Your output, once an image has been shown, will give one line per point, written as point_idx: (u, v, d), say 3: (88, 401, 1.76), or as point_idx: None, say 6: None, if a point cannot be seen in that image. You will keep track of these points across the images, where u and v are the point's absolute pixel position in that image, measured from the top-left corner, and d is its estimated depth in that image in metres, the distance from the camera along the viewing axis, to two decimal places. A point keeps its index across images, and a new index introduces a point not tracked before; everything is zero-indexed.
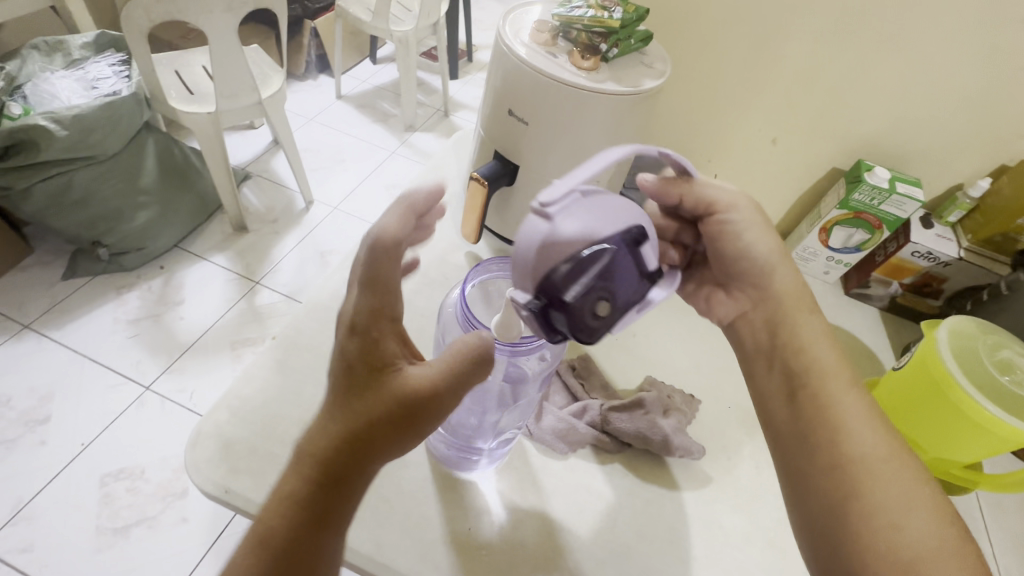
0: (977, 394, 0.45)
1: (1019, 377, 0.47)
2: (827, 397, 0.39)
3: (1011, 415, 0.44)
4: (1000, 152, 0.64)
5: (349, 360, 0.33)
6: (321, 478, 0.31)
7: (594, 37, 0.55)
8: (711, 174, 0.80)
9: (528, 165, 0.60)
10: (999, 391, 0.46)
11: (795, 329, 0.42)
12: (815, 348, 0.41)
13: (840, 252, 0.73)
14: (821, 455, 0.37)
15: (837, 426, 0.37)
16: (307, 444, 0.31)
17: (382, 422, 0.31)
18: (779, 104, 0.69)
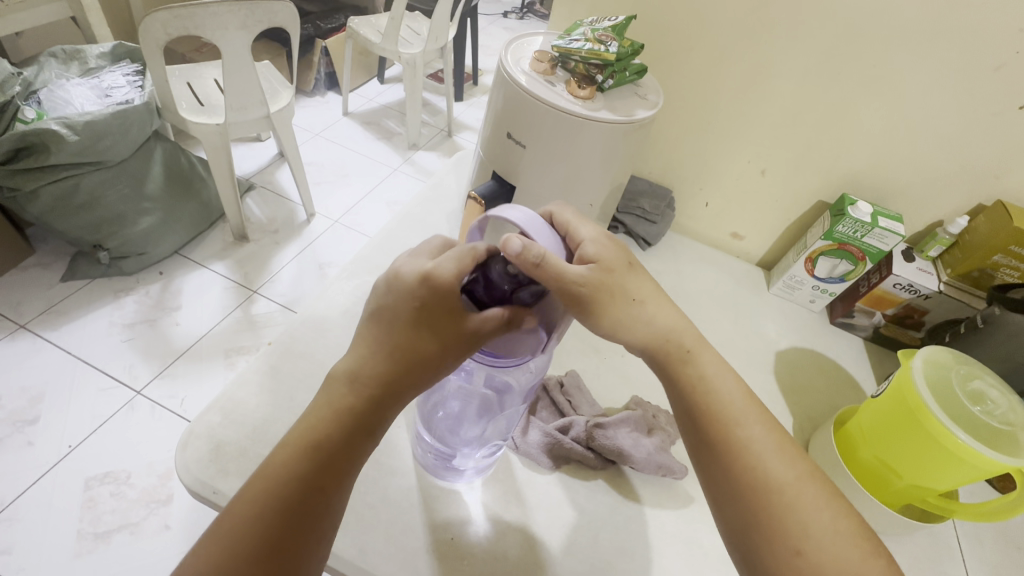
0: (948, 423, 0.47)
1: (989, 408, 0.48)
2: (736, 431, 0.38)
3: (982, 444, 0.46)
4: (977, 192, 0.67)
5: (414, 291, 0.36)
6: (370, 395, 0.35)
7: (590, 68, 0.58)
8: (702, 202, 0.83)
9: (524, 187, 0.63)
10: (971, 420, 0.47)
11: (694, 366, 0.40)
12: (717, 383, 0.40)
13: (824, 281, 0.75)
14: (745, 495, 0.36)
15: (750, 458, 0.37)
16: (363, 361, 0.36)
17: (433, 352, 0.36)
18: (767, 137, 0.72)
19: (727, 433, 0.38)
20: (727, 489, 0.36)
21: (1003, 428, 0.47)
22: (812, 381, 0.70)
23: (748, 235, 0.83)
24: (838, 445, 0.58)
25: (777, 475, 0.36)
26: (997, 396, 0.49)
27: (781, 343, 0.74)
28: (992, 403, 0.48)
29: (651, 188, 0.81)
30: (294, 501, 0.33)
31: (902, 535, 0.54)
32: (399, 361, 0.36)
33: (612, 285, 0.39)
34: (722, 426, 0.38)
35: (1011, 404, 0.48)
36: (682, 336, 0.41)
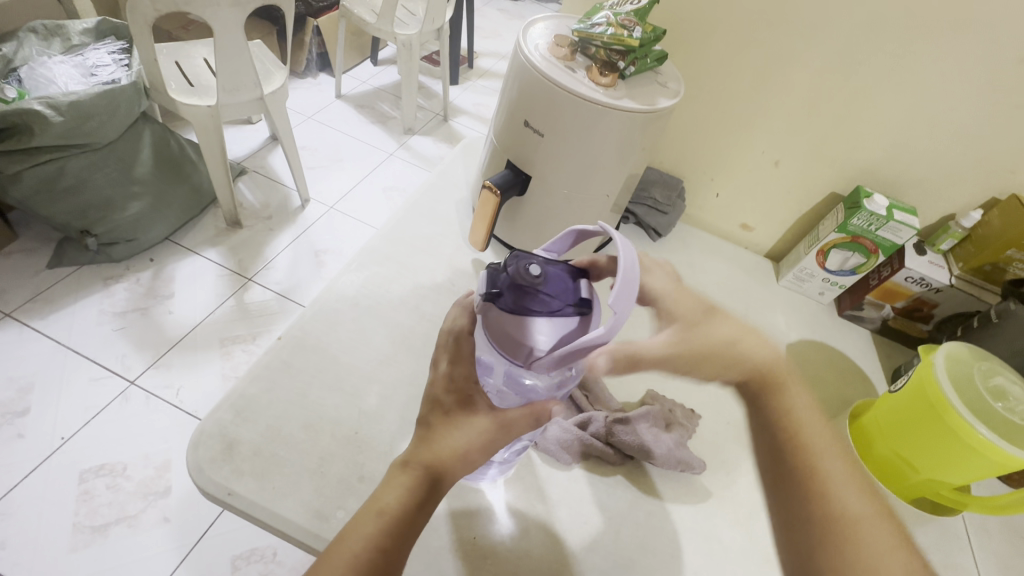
0: (971, 418, 0.47)
1: (1010, 405, 0.48)
2: (816, 461, 0.40)
3: (1002, 440, 0.46)
4: (992, 186, 0.66)
5: (442, 398, 0.42)
6: (424, 474, 0.39)
7: (612, 55, 0.56)
8: (713, 193, 0.82)
9: (540, 176, 0.61)
10: (991, 416, 0.48)
11: (783, 400, 0.44)
12: (802, 420, 0.42)
13: (835, 274, 0.75)
14: (820, 522, 0.37)
15: (826, 490, 0.38)
16: (412, 448, 0.41)
17: (464, 442, 0.40)
18: (782, 128, 0.71)
19: (806, 463, 0.40)
20: (802, 514, 0.38)
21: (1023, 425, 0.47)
22: (823, 374, 0.70)
23: (758, 227, 0.83)
24: (854, 437, 0.58)
25: (850, 505, 0.38)
26: (1017, 393, 0.49)
27: (792, 336, 0.74)
28: (1013, 401, 0.49)
29: (663, 178, 0.80)
30: (365, 561, 0.35)
31: (914, 527, 0.55)
32: (440, 449, 0.40)
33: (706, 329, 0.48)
34: (802, 457, 0.40)
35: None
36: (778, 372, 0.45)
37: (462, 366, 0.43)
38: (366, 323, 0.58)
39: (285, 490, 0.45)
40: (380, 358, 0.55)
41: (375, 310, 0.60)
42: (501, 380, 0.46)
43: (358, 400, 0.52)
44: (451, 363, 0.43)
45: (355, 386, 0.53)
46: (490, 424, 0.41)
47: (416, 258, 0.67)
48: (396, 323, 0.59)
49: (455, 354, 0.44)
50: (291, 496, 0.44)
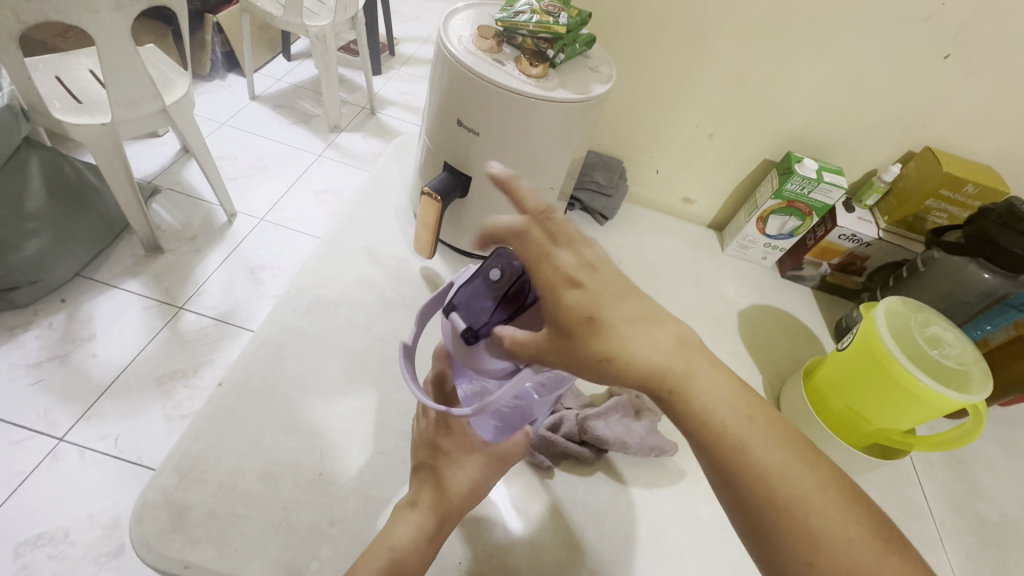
0: (912, 367, 0.49)
1: (945, 352, 0.52)
2: (747, 453, 0.31)
3: (941, 384, 0.48)
4: (908, 141, 0.70)
5: (437, 443, 0.44)
6: (435, 511, 0.40)
7: (540, 43, 0.54)
8: (653, 169, 0.82)
9: (480, 175, 0.59)
10: (930, 363, 0.50)
11: (688, 398, 0.33)
12: (718, 409, 0.32)
13: (775, 238, 0.77)
14: (774, 524, 0.30)
15: (766, 483, 0.30)
16: (417, 488, 0.42)
17: (469, 482, 0.42)
18: (713, 102, 0.72)
19: (734, 457, 0.31)
20: (747, 518, 0.31)
21: (957, 369, 0.50)
22: (774, 336, 0.73)
23: (699, 199, 0.84)
24: (809, 396, 0.60)
25: (796, 493, 0.30)
26: (952, 340, 0.52)
27: (742, 302, 0.76)
28: (947, 347, 0.52)
29: (603, 161, 0.80)
30: None
31: (870, 470, 0.58)
32: (444, 489, 0.41)
33: (595, 327, 0.34)
34: (725, 447, 0.32)
35: (964, 348, 0.52)
36: (675, 363, 0.34)
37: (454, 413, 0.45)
38: (316, 352, 0.54)
39: (250, 552, 0.41)
40: (335, 388, 0.52)
41: (324, 337, 0.56)
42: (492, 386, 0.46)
43: (317, 439, 0.49)
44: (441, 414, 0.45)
45: (312, 424, 0.49)
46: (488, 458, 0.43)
47: (360, 273, 0.63)
48: (347, 348, 0.55)
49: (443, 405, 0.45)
50: (258, 557, 0.41)
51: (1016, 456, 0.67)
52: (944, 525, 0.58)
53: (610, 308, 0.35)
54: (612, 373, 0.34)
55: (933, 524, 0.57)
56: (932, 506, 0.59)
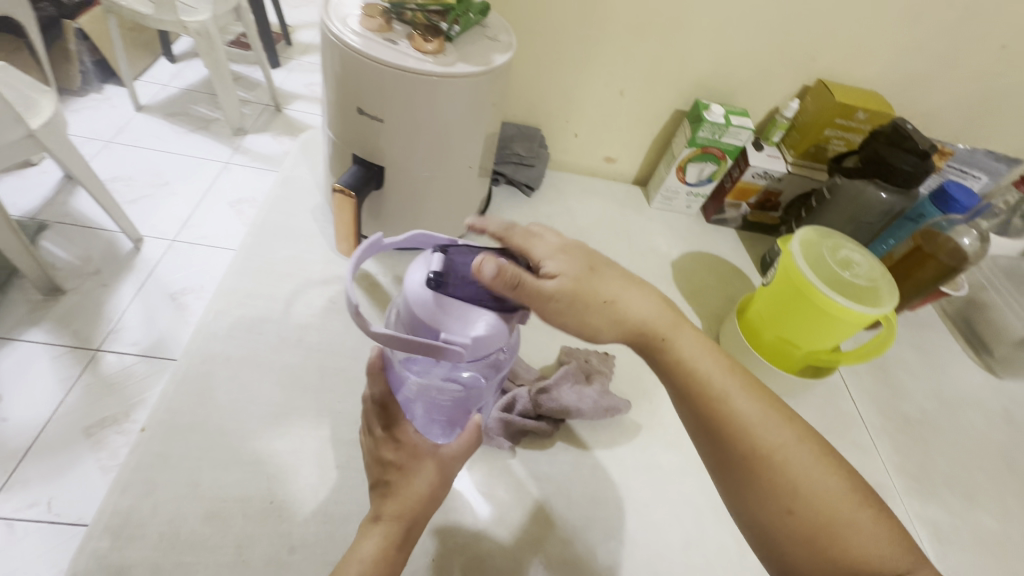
0: (826, 289, 0.52)
1: (855, 272, 0.55)
2: (727, 406, 0.39)
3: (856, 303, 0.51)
4: (803, 77, 0.73)
5: (390, 456, 0.42)
6: (401, 521, 0.39)
7: (431, 16, 0.51)
8: (572, 134, 0.82)
9: (392, 163, 0.56)
10: (841, 284, 0.53)
11: (671, 352, 0.42)
12: (698, 362, 0.41)
13: (696, 186, 0.80)
14: (751, 468, 0.38)
15: (749, 435, 0.38)
16: (378, 502, 0.40)
17: (428, 487, 0.41)
18: (620, 58, 0.72)
19: (717, 410, 0.40)
20: (731, 464, 0.39)
21: (865, 286, 0.54)
22: (707, 280, 0.76)
23: (620, 157, 0.85)
24: (743, 332, 0.63)
25: (770, 441, 0.38)
26: (859, 260, 0.56)
27: (674, 253, 0.78)
28: (857, 267, 0.55)
29: (521, 131, 0.79)
30: None
31: (806, 391, 0.63)
32: (406, 499, 0.40)
33: (585, 293, 0.41)
34: (710, 401, 0.40)
35: (870, 266, 0.56)
36: (658, 325, 0.42)
37: (403, 425, 0.43)
38: (247, 376, 0.51)
39: None
40: (275, 409, 0.49)
41: (254, 358, 0.52)
42: (438, 374, 0.46)
43: (263, 466, 0.46)
44: (389, 427, 0.43)
45: (255, 452, 0.47)
46: (442, 461, 0.42)
47: (284, 284, 0.59)
48: (280, 365, 0.52)
49: (391, 418, 0.43)
50: None
51: (924, 354, 0.75)
52: (874, 428, 0.63)
53: (609, 274, 0.43)
54: (614, 315, 0.41)
55: (864, 429, 0.63)
56: (862, 412, 0.64)
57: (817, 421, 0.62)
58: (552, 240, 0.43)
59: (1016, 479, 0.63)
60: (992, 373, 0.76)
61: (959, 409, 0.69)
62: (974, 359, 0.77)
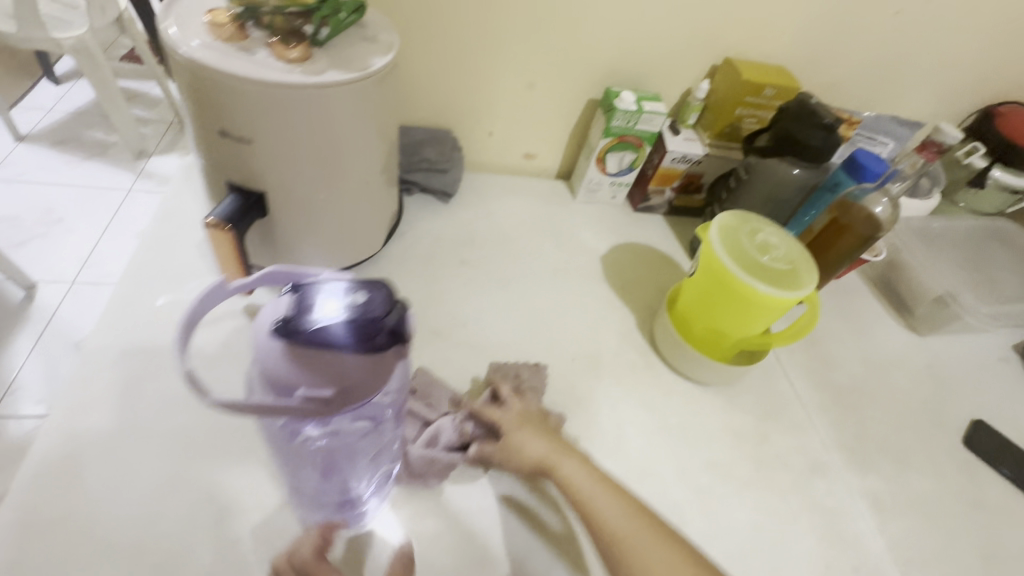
0: (748, 277, 0.50)
1: (777, 254, 0.53)
2: (606, 523, 0.42)
3: (778, 287, 0.50)
4: (711, 56, 0.71)
5: None
6: None
7: (292, 18, 0.45)
8: (486, 132, 0.77)
9: (275, 187, 0.50)
10: (764, 268, 0.51)
11: (560, 476, 0.45)
12: (579, 483, 0.44)
13: (618, 176, 0.77)
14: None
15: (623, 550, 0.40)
16: None
17: None
18: (523, 51, 0.68)
19: (594, 523, 0.42)
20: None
21: (788, 267, 0.52)
22: (639, 272, 0.74)
23: (539, 152, 0.81)
24: (675, 324, 0.62)
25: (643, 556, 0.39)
26: (778, 241, 0.54)
27: (602, 246, 0.76)
28: (778, 248, 0.54)
29: (431, 134, 0.73)
30: None
31: (741, 377, 0.62)
32: None
33: (518, 421, 0.49)
34: (589, 518, 0.42)
35: (789, 246, 0.54)
36: (552, 455, 0.46)
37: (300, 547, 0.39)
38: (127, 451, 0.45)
39: None
40: None
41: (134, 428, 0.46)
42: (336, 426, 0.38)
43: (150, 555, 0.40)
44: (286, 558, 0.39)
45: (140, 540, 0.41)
46: None
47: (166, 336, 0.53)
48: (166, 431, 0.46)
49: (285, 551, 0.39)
50: None
51: (853, 322, 0.76)
52: (811, 404, 0.63)
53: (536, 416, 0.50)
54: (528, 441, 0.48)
55: (802, 408, 0.63)
56: (799, 391, 0.64)
57: (756, 407, 0.61)
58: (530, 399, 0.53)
59: (946, 435, 0.65)
60: (914, 332, 0.78)
61: (888, 372, 0.70)
62: (897, 321, 0.79)
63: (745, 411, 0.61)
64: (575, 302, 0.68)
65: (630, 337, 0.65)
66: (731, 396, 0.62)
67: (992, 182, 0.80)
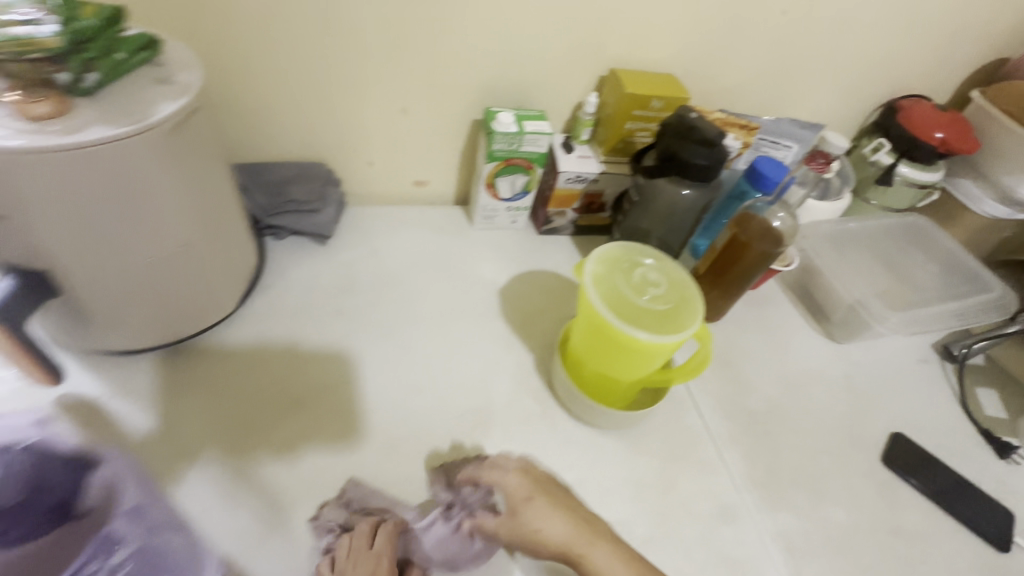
0: (625, 324, 0.45)
1: (657, 292, 0.49)
2: None
3: (659, 333, 0.46)
4: (597, 67, 0.66)
5: None
6: None
7: (41, 66, 0.36)
8: (366, 162, 0.70)
9: (64, 264, 0.43)
10: (642, 311, 0.47)
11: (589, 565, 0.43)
12: None
13: (513, 201, 0.71)
14: None
15: None
16: None
17: None
18: (387, 74, 0.61)
19: None
20: None
21: (669, 307, 0.48)
22: (541, 304, 0.68)
23: (430, 179, 0.75)
24: (567, 370, 0.57)
25: None
26: (658, 277, 0.50)
27: (501, 278, 0.70)
28: (658, 286, 0.50)
29: (299, 170, 0.66)
30: None
31: (645, 419, 0.57)
32: None
33: (517, 513, 0.45)
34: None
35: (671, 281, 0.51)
36: (575, 543, 0.43)
37: None
38: None
39: None
40: None
41: None
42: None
43: None
44: None
45: None
46: None
47: None
48: None
49: None
50: None
51: (770, 337, 0.72)
52: (723, 440, 0.59)
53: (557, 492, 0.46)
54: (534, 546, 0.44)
55: (713, 445, 0.58)
56: (710, 425, 0.60)
57: (661, 450, 0.57)
58: (510, 468, 0.47)
59: (863, 454, 0.62)
60: (833, 339, 0.75)
61: (805, 390, 0.67)
62: (816, 329, 0.76)
63: (649, 455, 0.56)
64: (465, 348, 0.61)
65: (526, 382, 0.60)
66: (635, 439, 0.57)
67: (901, 178, 0.78)
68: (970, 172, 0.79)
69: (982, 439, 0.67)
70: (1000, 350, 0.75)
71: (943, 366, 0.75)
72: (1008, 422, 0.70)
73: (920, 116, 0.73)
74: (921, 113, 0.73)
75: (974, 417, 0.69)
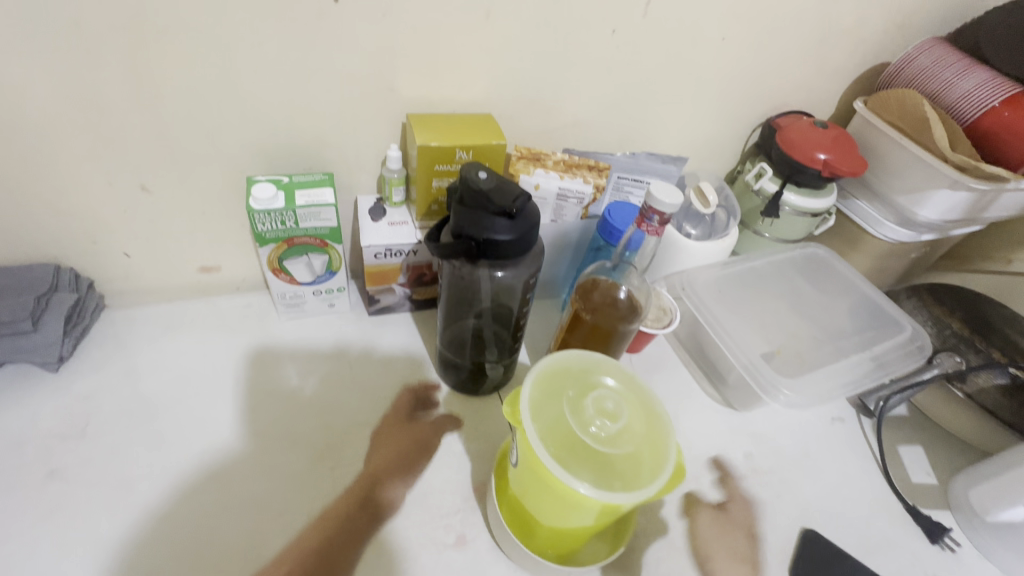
0: (569, 478, 0.35)
1: (615, 429, 0.39)
2: None
3: (633, 488, 0.36)
4: (395, 113, 0.53)
5: None
6: None
7: None
8: (120, 254, 0.55)
9: None
10: (595, 457, 0.37)
11: None
12: None
13: (319, 283, 0.57)
14: None
15: None
16: None
17: None
18: (100, 150, 0.47)
19: None
20: None
21: (630, 452, 0.38)
22: (358, 415, 0.54)
23: (219, 263, 0.59)
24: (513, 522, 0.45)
25: None
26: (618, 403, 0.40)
27: (309, 386, 0.56)
28: (618, 418, 0.39)
29: (12, 280, 0.50)
30: None
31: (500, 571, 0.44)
32: None
33: None
34: None
35: (635, 410, 0.41)
36: None
37: None
38: None
39: None
40: None
41: None
42: None
43: None
44: None
45: None
46: None
47: None
48: None
49: None
50: None
51: None
52: None
53: None
54: None
55: None
56: None
57: None
58: None
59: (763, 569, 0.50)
60: (730, 407, 0.62)
61: (694, 486, 0.54)
62: (712, 396, 0.63)
63: None
64: (239, 499, 0.47)
65: (317, 541, 0.46)
66: None
67: (789, 207, 0.67)
68: (863, 192, 0.69)
69: (908, 519, 0.55)
70: (921, 396, 0.64)
71: (860, 423, 0.64)
72: (938, 488, 0.59)
73: (799, 135, 0.62)
74: (800, 133, 0.62)
75: (898, 488, 0.58)
